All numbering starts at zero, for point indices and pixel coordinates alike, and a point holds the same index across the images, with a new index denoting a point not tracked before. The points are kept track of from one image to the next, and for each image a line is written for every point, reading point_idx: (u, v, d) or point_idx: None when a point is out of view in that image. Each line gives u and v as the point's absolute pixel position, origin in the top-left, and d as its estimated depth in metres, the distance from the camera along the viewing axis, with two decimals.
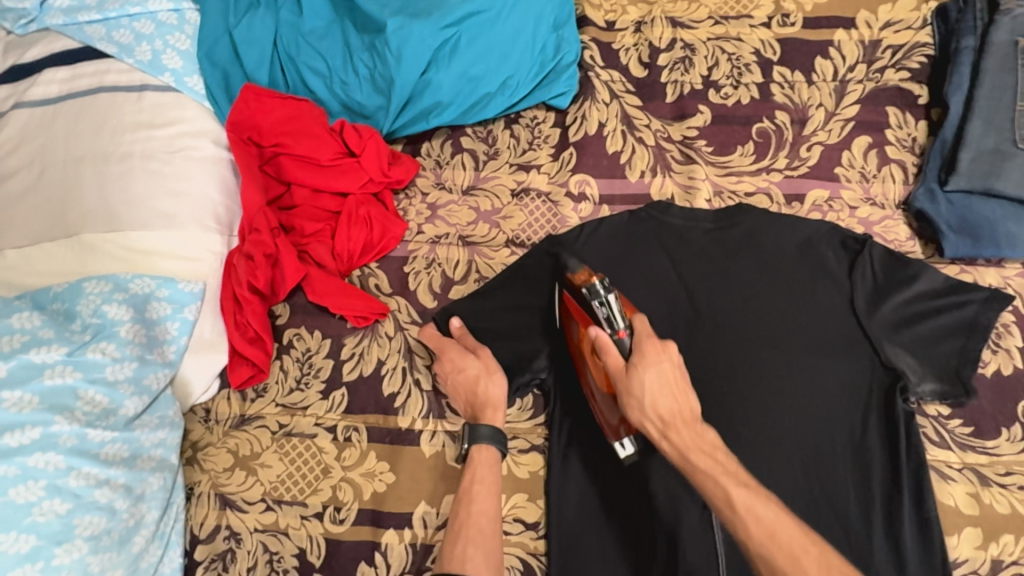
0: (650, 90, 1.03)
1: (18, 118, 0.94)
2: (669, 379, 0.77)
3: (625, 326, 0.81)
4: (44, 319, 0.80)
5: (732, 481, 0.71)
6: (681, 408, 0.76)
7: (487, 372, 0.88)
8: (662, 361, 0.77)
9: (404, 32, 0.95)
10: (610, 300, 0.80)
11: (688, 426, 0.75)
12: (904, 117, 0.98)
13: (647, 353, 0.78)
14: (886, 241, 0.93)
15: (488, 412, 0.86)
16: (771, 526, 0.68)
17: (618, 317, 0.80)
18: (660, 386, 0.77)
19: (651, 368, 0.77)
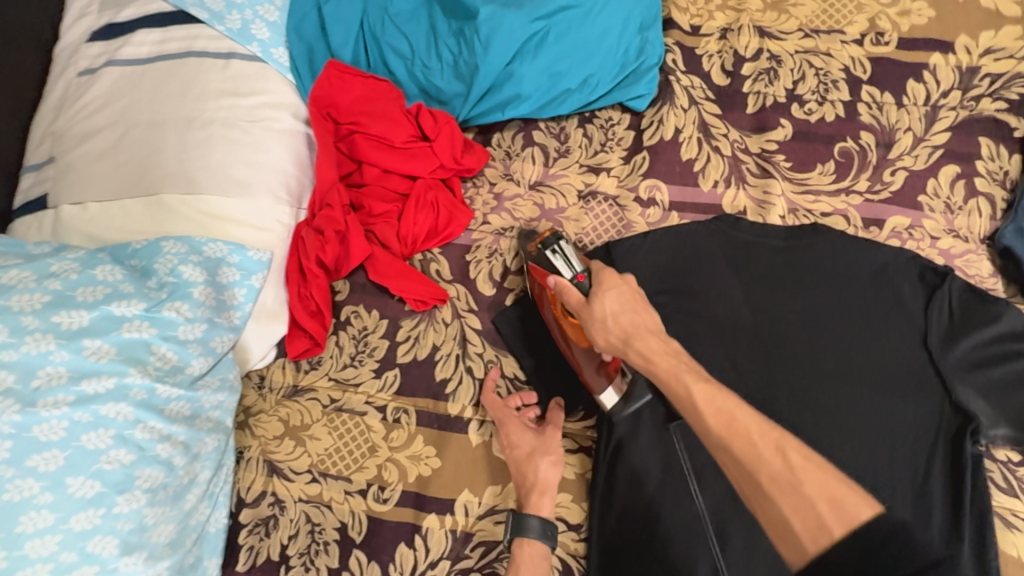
0: (731, 99, 1.01)
1: (107, 74, 0.96)
2: (628, 301, 0.75)
3: (582, 268, 0.81)
4: (125, 273, 0.81)
5: (694, 377, 0.68)
6: (645, 320, 0.74)
7: (543, 449, 0.87)
8: (620, 284, 0.76)
9: (495, 22, 0.95)
10: (560, 249, 0.83)
11: (656, 335, 0.72)
12: (997, 150, 0.94)
13: (605, 280, 0.76)
14: (967, 275, 0.90)
15: (534, 500, 0.84)
16: (730, 413, 0.64)
17: (574, 262, 0.82)
18: (622, 308, 0.74)
19: (608, 290, 0.75)
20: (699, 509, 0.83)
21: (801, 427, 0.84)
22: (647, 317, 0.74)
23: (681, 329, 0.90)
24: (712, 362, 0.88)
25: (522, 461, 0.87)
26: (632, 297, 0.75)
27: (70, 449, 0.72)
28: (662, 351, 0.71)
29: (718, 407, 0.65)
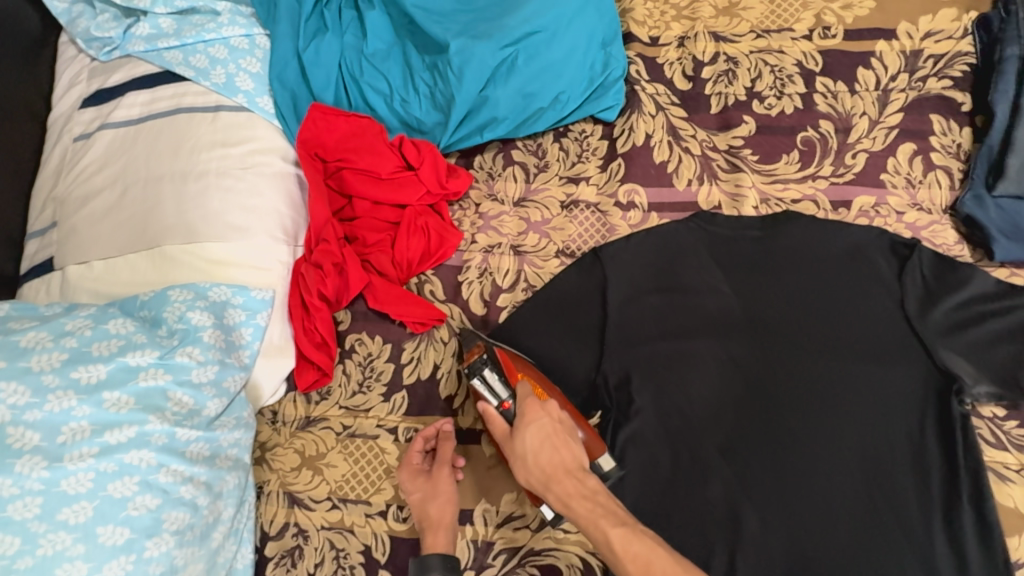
0: (695, 102, 1.06)
1: (102, 138, 1.01)
2: (548, 438, 0.81)
3: (508, 395, 0.86)
4: (136, 325, 0.85)
5: (611, 521, 0.74)
6: (564, 459, 0.80)
7: (432, 493, 0.89)
8: (541, 417, 0.82)
9: (466, 54, 0.98)
10: (485, 375, 0.86)
11: (572, 476, 0.79)
12: (949, 125, 1.00)
13: (526, 412, 0.83)
14: (934, 245, 0.95)
15: (429, 537, 0.85)
16: (646, 560, 0.72)
17: (499, 388, 0.86)
18: (540, 443, 0.81)
19: (530, 425, 0.82)
20: (711, 497, 0.86)
21: (796, 404, 0.89)
22: (563, 456, 0.80)
23: (674, 325, 0.95)
24: (706, 352, 0.92)
25: (416, 506, 0.89)
26: (549, 433, 0.81)
27: (98, 499, 0.75)
28: (578, 494, 0.77)
29: (635, 552, 0.72)
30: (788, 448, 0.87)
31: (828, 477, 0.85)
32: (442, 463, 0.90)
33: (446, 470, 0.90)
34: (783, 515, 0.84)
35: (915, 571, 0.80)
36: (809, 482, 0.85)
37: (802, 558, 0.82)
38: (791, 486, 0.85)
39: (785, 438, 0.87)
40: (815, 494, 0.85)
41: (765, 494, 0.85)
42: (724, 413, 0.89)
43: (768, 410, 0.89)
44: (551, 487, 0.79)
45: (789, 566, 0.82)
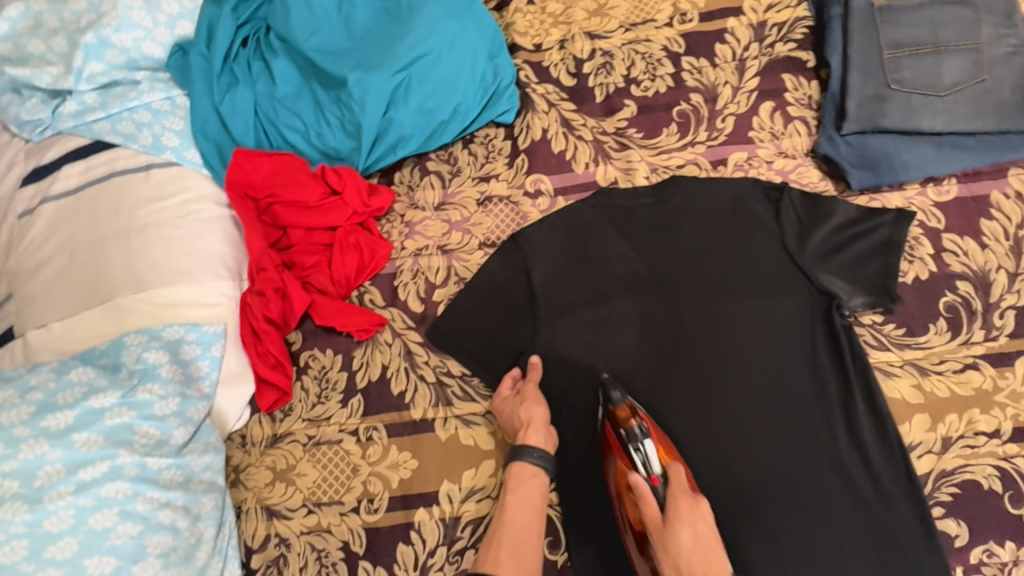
0: (581, 95, 1.19)
1: (45, 211, 1.08)
2: (703, 540, 0.79)
3: (659, 472, 0.85)
4: (97, 371, 0.92)
5: None
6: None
7: (521, 400, 0.97)
8: (697, 519, 0.80)
9: (364, 83, 1.08)
10: (645, 445, 0.86)
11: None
12: (798, 81, 1.14)
13: (682, 508, 0.81)
14: (802, 185, 1.08)
15: (523, 435, 0.93)
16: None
17: (653, 462, 0.85)
18: (698, 548, 0.78)
19: (687, 526, 0.79)
20: None
21: (706, 343, 0.99)
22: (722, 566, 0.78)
23: (591, 292, 1.05)
24: (622, 311, 1.03)
25: (510, 414, 0.97)
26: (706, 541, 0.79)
27: (82, 532, 0.82)
28: None
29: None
30: (704, 382, 0.97)
31: (741, 401, 0.96)
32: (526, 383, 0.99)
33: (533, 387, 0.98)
34: (707, 441, 0.94)
35: (826, 469, 0.91)
36: (725, 408, 0.95)
37: (728, 477, 0.92)
38: (710, 414, 0.95)
39: (699, 373, 0.98)
40: (733, 419, 0.95)
41: (689, 426, 0.95)
42: (644, 362, 1.00)
43: (682, 353, 0.99)
44: None
45: (719, 484, 0.92)
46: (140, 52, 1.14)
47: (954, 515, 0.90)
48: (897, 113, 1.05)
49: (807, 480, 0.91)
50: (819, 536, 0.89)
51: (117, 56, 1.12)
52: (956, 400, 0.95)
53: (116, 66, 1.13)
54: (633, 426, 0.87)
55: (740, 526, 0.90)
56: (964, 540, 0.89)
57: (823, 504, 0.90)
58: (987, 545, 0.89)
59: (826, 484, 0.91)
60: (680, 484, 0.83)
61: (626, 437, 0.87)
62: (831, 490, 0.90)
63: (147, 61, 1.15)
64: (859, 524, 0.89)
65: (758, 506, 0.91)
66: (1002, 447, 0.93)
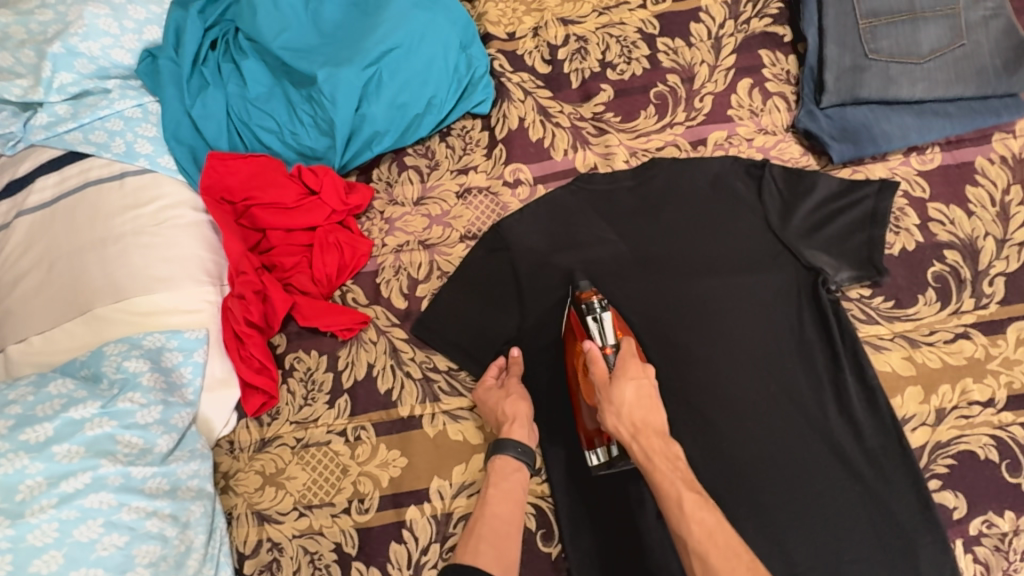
0: (557, 81, 1.18)
1: (21, 225, 1.08)
2: (645, 394, 0.83)
3: (614, 342, 0.88)
4: (77, 383, 0.91)
5: (687, 485, 0.78)
6: (654, 420, 0.82)
7: (505, 394, 0.96)
8: (642, 377, 0.84)
9: (334, 79, 1.07)
10: (602, 317, 0.89)
11: (659, 436, 0.81)
12: (776, 56, 1.13)
13: (630, 368, 0.85)
14: (783, 161, 1.07)
15: (506, 429, 0.93)
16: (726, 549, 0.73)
17: (609, 333, 0.88)
18: (638, 400, 0.82)
19: (631, 381, 0.83)
20: None
21: (691, 324, 0.98)
22: (655, 417, 0.83)
23: (575, 280, 1.03)
24: (605, 297, 1.01)
25: (493, 407, 0.96)
26: (649, 395, 0.83)
27: (67, 545, 0.81)
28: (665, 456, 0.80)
29: None
30: (691, 364, 0.96)
31: (729, 380, 0.94)
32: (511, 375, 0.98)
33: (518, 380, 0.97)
34: (695, 422, 0.93)
35: (818, 445, 0.90)
36: (713, 389, 0.94)
37: (720, 458, 0.91)
38: (698, 396, 0.94)
39: (685, 355, 0.96)
40: (721, 399, 0.94)
41: (678, 408, 0.94)
42: None
43: (667, 336, 0.98)
44: (636, 440, 0.81)
45: (711, 467, 0.91)
46: (109, 60, 1.13)
47: (952, 487, 0.89)
48: (875, 83, 1.03)
49: (799, 456, 0.90)
50: (813, 512, 0.88)
51: (87, 66, 1.11)
52: (948, 370, 0.93)
53: (86, 75, 1.12)
54: (593, 300, 0.91)
55: (733, 506, 0.89)
56: (963, 512, 0.88)
57: (817, 481, 0.89)
58: (986, 516, 0.88)
59: (819, 460, 0.89)
60: (631, 351, 0.87)
61: (585, 309, 0.90)
62: (822, 465, 0.89)
63: (118, 69, 1.14)
64: (854, 499, 0.88)
65: (751, 486, 0.90)
66: (997, 416, 0.91)
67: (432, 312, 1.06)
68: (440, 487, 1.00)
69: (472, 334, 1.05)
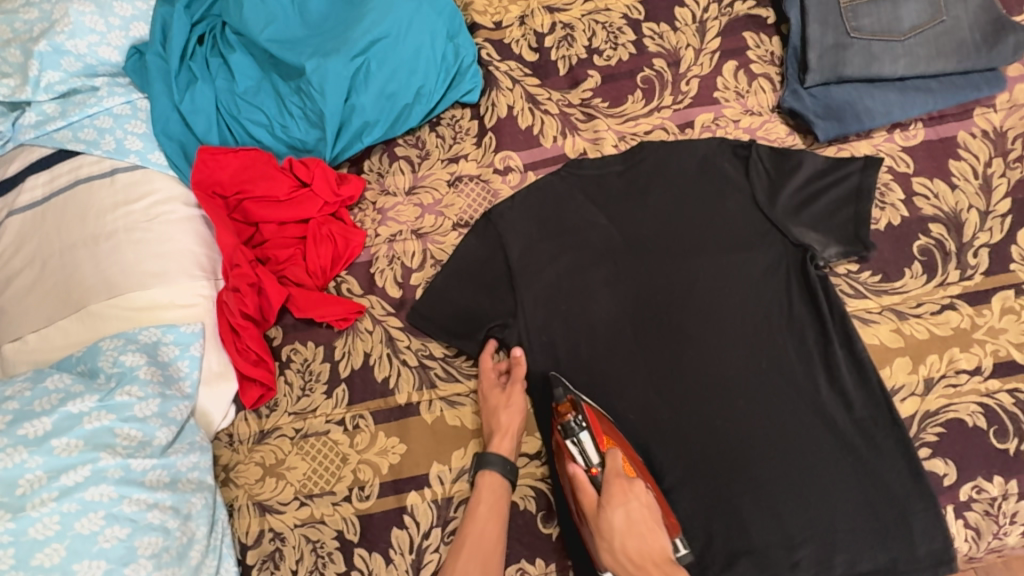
0: (545, 69, 1.18)
1: (13, 224, 1.08)
2: (636, 520, 0.81)
3: (597, 462, 0.86)
4: (74, 377, 0.92)
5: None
6: (651, 547, 0.80)
7: (505, 403, 0.97)
8: (630, 500, 0.82)
9: (322, 70, 1.07)
10: (580, 437, 0.87)
11: (661, 565, 0.79)
12: (760, 38, 1.15)
13: (615, 492, 0.82)
14: (769, 141, 1.08)
15: (496, 441, 0.95)
16: None
17: (591, 454, 0.87)
18: (629, 526, 0.80)
19: (618, 508, 0.81)
20: (626, 407, 0.96)
21: (682, 305, 0.99)
22: (656, 541, 0.80)
23: (569, 263, 1.03)
24: (599, 279, 1.02)
25: (492, 410, 0.97)
26: (638, 518, 0.81)
27: (69, 538, 0.81)
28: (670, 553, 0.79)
29: None
30: (685, 343, 0.97)
31: (722, 358, 0.95)
32: (513, 381, 0.98)
33: (520, 387, 0.97)
34: (689, 400, 0.94)
35: (810, 418, 0.92)
36: (706, 367, 0.95)
37: (714, 435, 0.92)
38: (693, 374, 0.95)
39: (679, 335, 0.97)
40: (714, 377, 0.95)
41: (672, 387, 0.95)
42: (624, 328, 0.99)
43: (660, 316, 0.99)
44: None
45: (706, 444, 0.92)
46: (96, 57, 1.13)
47: (942, 455, 0.91)
48: (858, 61, 1.05)
49: (792, 431, 0.91)
50: (808, 484, 0.89)
51: (74, 64, 1.11)
52: (936, 341, 0.95)
53: (73, 73, 1.12)
54: (568, 420, 0.88)
55: (729, 480, 0.90)
56: (953, 478, 0.90)
57: (810, 455, 0.90)
58: (976, 482, 0.89)
59: (812, 434, 0.91)
60: (616, 468, 0.84)
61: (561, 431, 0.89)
62: (815, 437, 0.91)
63: (106, 66, 1.14)
64: (847, 471, 0.89)
65: (746, 462, 0.91)
66: (985, 384, 0.93)
67: (428, 302, 1.07)
68: (439, 472, 1.01)
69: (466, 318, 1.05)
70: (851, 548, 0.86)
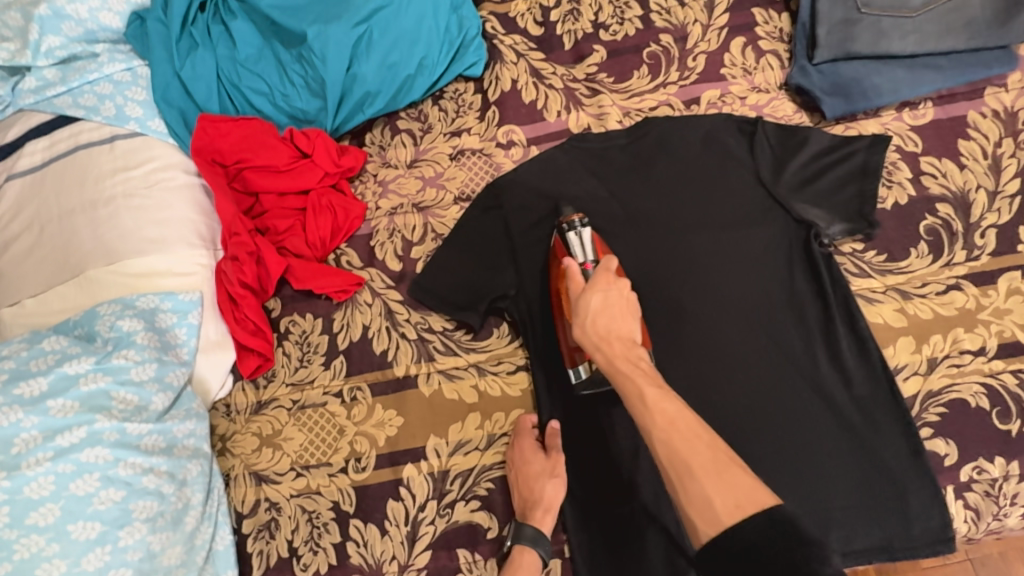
0: (550, 43, 1.17)
1: (12, 188, 1.07)
2: (613, 304, 0.81)
3: (592, 259, 0.90)
4: (71, 340, 0.92)
5: None
6: (620, 328, 0.80)
7: (550, 472, 0.91)
8: (611, 287, 0.82)
9: (324, 37, 1.06)
10: (581, 235, 0.92)
11: (624, 342, 0.78)
12: (769, 15, 1.13)
13: (599, 278, 0.83)
14: (776, 118, 1.07)
15: (538, 514, 0.89)
16: None
17: (587, 251, 0.91)
18: (605, 307, 0.81)
19: (597, 290, 0.82)
20: None
21: (683, 280, 0.98)
22: (628, 326, 0.80)
23: None
24: None
25: (532, 476, 0.91)
26: (617, 303, 0.81)
27: (63, 499, 0.81)
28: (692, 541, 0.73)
29: None
30: (684, 319, 0.96)
31: (721, 334, 0.95)
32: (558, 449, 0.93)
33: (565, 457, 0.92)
34: (687, 375, 0.93)
35: (809, 396, 0.91)
36: (706, 343, 0.94)
37: (712, 411, 0.91)
38: (693, 350, 0.94)
39: (679, 310, 0.96)
40: (713, 353, 0.94)
41: (671, 362, 0.94)
42: None
43: (660, 291, 0.98)
44: (600, 348, 0.78)
45: (704, 420, 0.92)
46: (97, 23, 1.12)
47: (943, 435, 0.90)
48: (867, 37, 1.03)
49: (790, 407, 0.91)
50: (805, 462, 0.88)
51: (75, 29, 1.10)
52: (940, 321, 0.94)
53: (74, 39, 1.11)
54: (574, 220, 0.94)
55: None
56: (954, 459, 0.89)
57: (808, 432, 0.89)
58: (976, 462, 0.89)
59: (811, 411, 0.90)
60: (607, 263, 0.86)
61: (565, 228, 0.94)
62: (813, 415, 0.90)
63: (106, 32, 1.13)
64: (844, 449, 0.88)
65: (744, 438, 0.90)
66: (989, 364, 0.92)
67: (427, 274, 1.06)
68: (435, 446, 1.00)
69: (466, 291, 1.04)
70: (848, 526, 0.86)
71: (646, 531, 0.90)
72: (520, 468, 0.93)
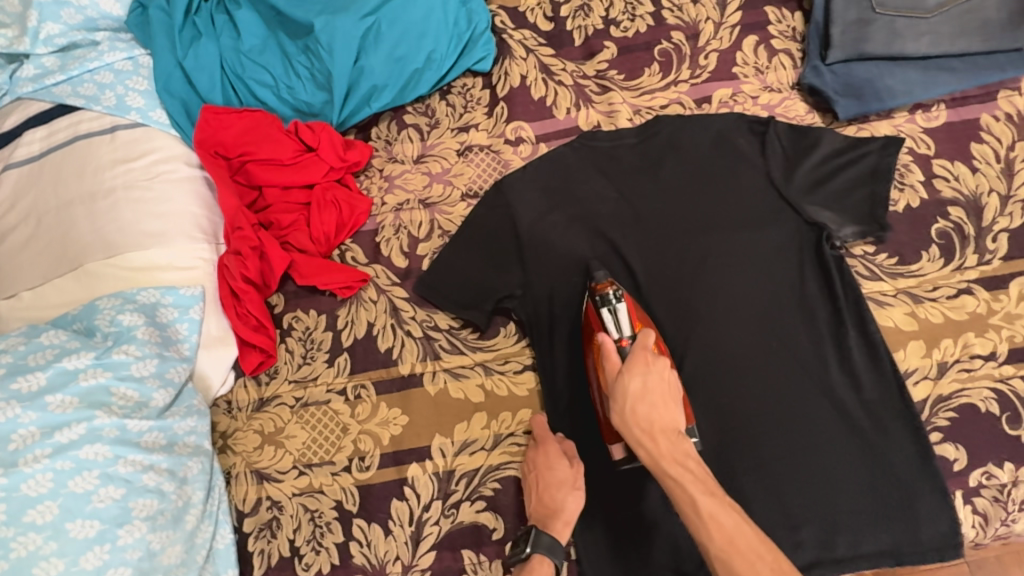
0: (559, 39, 1.16)
1: (9, 178, 1.05)
2: (653, 391, 0.80)
3: (628, 334, 0.86)
4: (70, 334, 0.90)
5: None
6: (662, 417, 0.79)
7: (573, 483, 0.89)
8: (651, 373, 0.81)
9: (331, 28, 1.05)
10: (616, 309, 0.87)
11: (667, 435, 0.79)
12: (781, 13, 1.12)
13: (638, 361, 0.81)
14: (788, 118, 1.06)
15: (559, 525, 0.87)
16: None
17: (624, 326, 0.86)
18: (647, 395, 0.80)
19: (637, 375, 0.81)
20: None
21: (693, 281, 0.97)
22: (672, 416, 0.80)
23: (578, 235, 1.01)
24: (607, 253, 1.00)
25: (554, 485, 0.89)
26: (659, 391, 0.80)
27: (62, 496, 0.79)
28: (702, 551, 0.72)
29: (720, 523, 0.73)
30: (693, 320, 0.95)
31: (731, 335, 0.94)
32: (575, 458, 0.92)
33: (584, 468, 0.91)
34: (696, 378, 0.92)
35: (818, 399, 0.90)
36: (715, 345, 0.93)
37: (720, 413, 0.91)
38: (702, 352, 0.93)
39: (688, 311, 0.95)
40: (722, 355, 0.93)
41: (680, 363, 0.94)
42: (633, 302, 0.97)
43: (669, 291, 0.97)
44: (644, 443, 0.78)
45: (712, 421, 0.91)
46: (97, 10, 1.10)
47: (952, 439, 0.89)
48: (881, 37, 1.03)
49: (799, 410, 0.90)
50: (814, 465, 0.88)
51: (74, 16, 1.09)
52: (951, 325, 0.94)
53: (74, 26, 1.09)
54: (607, 291, 0.88)
55: (735, 459, 0.89)
56: (963, 464, 0.88)
57: (817, 436, 0.89)
58: (985, 468, 0.88)
59: (820, 414, 0.89)
60: (645, 343, 0.83)
61: (597, 300, 0.88)
62: (823, 419, 0.89)
63: (107, 20, 1.11)
64: (853, 452, 0.88)
65: (752, 440, 0.89)
66: (999, 369, 0.91)
67: (433, 272, 1.04)
68: (441, 446, 0.99)
69: (473, 289, 1.02)
70: (855, 530, 0.86)
71: (653, 533, 0.89)
72: (542, 476, 0.90)
